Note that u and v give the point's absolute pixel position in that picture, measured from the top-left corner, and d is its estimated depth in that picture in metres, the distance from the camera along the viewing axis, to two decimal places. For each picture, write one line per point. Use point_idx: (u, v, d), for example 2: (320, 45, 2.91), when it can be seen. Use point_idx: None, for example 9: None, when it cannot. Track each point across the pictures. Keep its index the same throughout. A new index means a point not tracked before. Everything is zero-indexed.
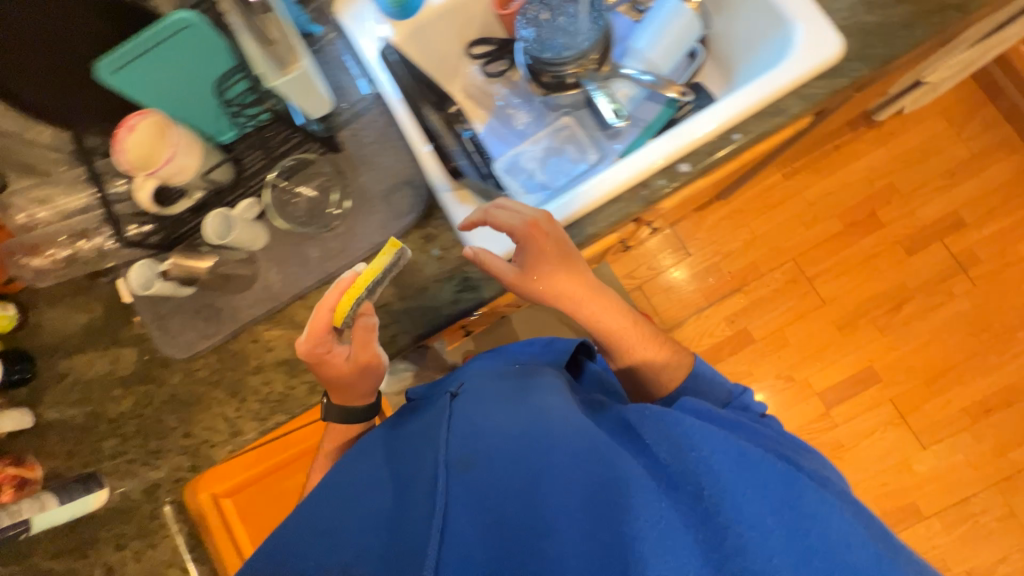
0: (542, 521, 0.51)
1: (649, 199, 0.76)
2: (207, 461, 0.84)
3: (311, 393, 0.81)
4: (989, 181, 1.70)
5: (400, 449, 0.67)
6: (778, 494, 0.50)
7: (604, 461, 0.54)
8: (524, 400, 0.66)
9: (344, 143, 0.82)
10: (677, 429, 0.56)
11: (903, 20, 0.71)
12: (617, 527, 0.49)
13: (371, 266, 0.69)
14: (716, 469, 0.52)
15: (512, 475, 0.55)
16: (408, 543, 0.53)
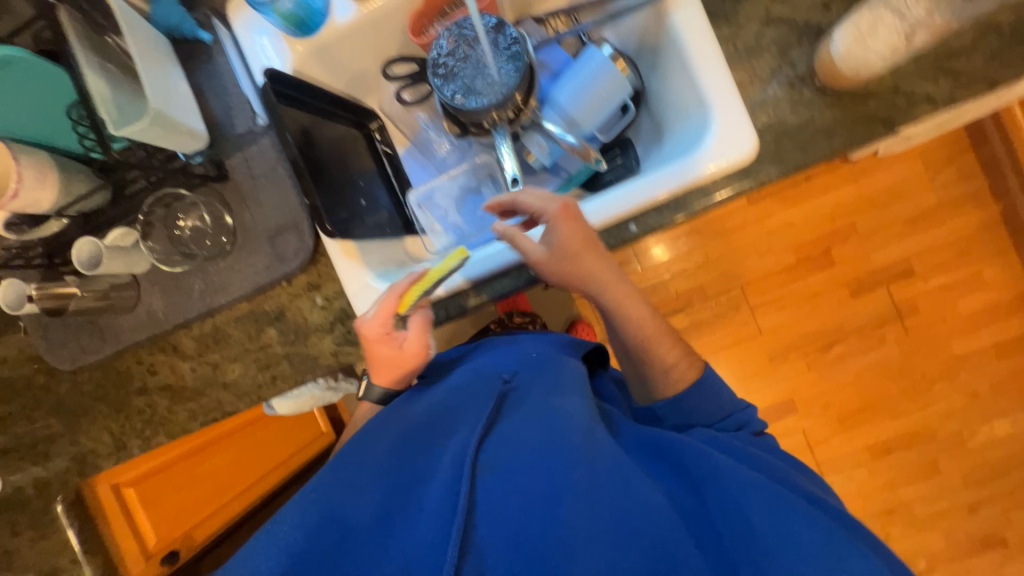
0: (564, 532, 0.48)
1: (535, 279, 0.74)
2: (93, 468, 0.86)
3: (192, 420, 0.83)
4: (948, 234, 1.68)
5: (397, 433, 0.62)
6: (813, 519, 0.54)
7: (630, 485, 0.53)
8: (563, 394, 0.64)
9: (232, 171, 0.77)
10: (728, 463, 0.58)
11: (826, 125, 0.66)
12: (643, 551, 0.48)
13: (439, 266, 0.68)
14: (747, 508, 0.54)
15: (538, 478, 0.52)
16: (426, 547, 0.48)
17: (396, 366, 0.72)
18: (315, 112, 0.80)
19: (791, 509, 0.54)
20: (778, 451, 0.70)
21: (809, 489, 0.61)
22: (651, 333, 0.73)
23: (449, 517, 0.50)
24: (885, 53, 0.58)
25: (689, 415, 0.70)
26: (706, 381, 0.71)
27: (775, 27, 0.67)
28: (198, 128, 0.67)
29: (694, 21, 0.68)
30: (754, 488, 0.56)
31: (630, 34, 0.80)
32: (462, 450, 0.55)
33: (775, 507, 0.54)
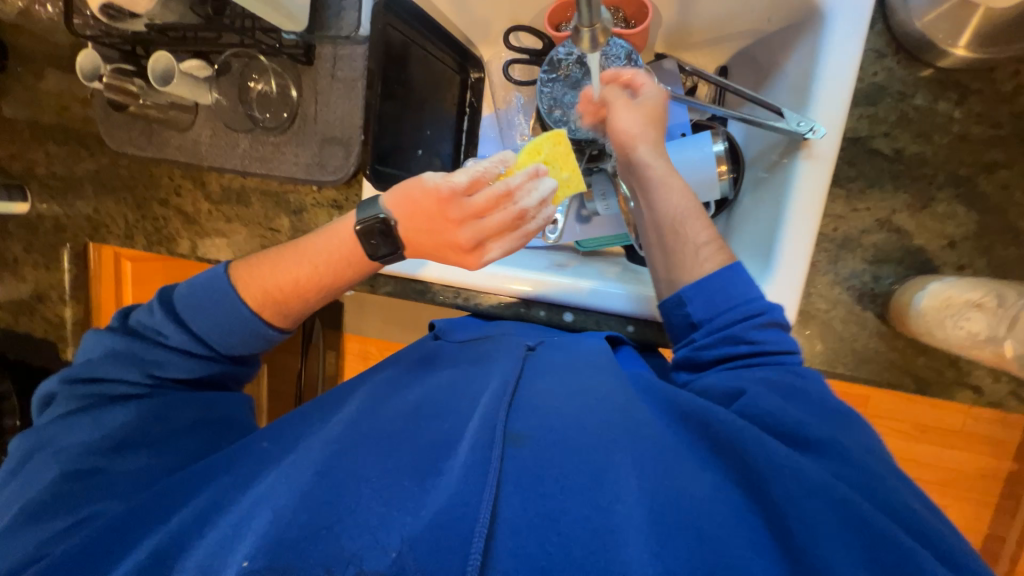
0: (603, 524, 0.43)
1: (520, 317, 0.76)
2: (100, 238, 0.96)
3: (189, 251, 0.90)
4: None
5: (429, 390, 0.58)
6: (898, 543, 0.40)
7: (667, 468, 0.46)
8: (592, 374, 0.57)
9: (318, 61, 0.75)
10: (779, 455, 0.45)
11: (862, 352, 0.62)
12: (692, 550, 0.41)
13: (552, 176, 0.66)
14: (815, 528, 0.41)
15: (572, 461, 0.47)
16: (452, 507, 0.44)
17: (433, 230, 0.62)
18: (417, 42, 0.75)
19: (895, 550, 0.39)
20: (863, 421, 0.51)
21: (908, 499, 0.44)
22: (714, 292, 0.56)
23: (479, 488, 0.46)
24: (962, 340, 0.53)
25: (735, 300, 0.56)
26: (753, 306, 0.55)
27: (887, 233, 0.60)
28: (300, 15, 0.66)
29: (812, 181, 0.60)
30: (815, 492, 0.43)
31: (757, 141, 0.71)
32: (490, 415, 0.51)
33: (846, 519, 0.41)
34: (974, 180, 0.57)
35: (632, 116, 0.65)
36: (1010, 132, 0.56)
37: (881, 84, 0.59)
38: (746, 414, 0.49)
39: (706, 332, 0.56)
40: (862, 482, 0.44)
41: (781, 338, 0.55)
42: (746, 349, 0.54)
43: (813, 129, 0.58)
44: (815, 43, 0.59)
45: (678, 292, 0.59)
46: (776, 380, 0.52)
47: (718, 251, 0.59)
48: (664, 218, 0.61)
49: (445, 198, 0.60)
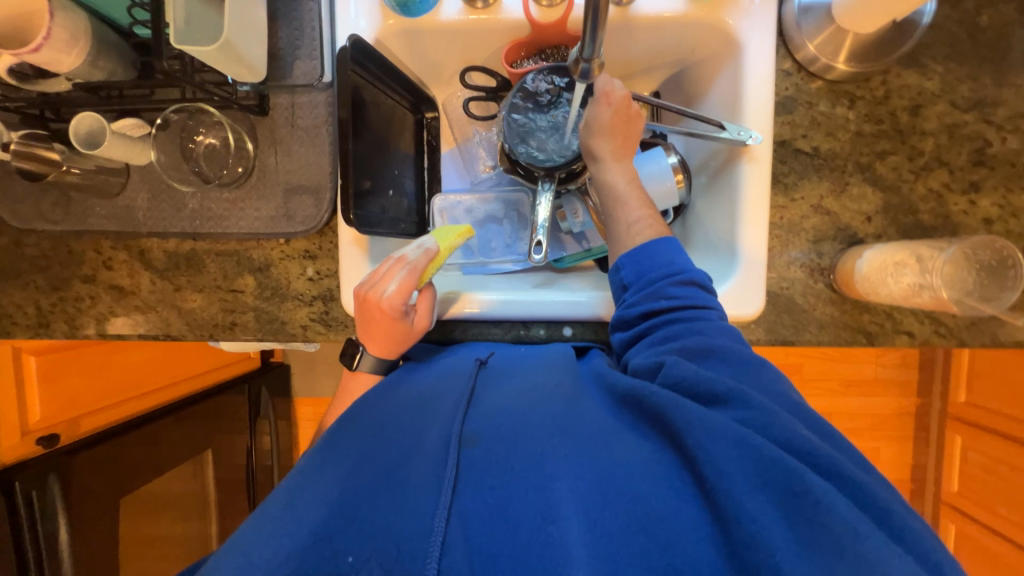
0: (542, 504, 0.47)
1: (521, 339, 0.78)
2: (0, 333, 0.80)
3: (130, 330, 0.78)
4: (887, 407, 1.78)
5: (390, 411, 0.59)
6: (794, 473, 0.44)
7: (605, 447, 0.50)
8: (542, 374, 0.62)
9: (274, 111, 0.73)
10: (696, 410, 0.48)
11: (822, 319, 0.72)
12: (618, 512, 0.46)
13: (446, 244, 0.72)
14: (726, 471, 0.45)
15: (519, 452, 0.51)
16: (412, 521, 0.48)
17: (402, 343, 0.69)
18: (376, 87, 0.75)
19: (794, 481, 0.44)
20: (769, 367, 0.56)
21: (805, 434, 0.47)
22: (641, 256, 0.63)
23: (438, 493, 0.49)
24: (905, 293, 0.63)
25: (656, 264, 0.62)
26: (669, 269, 0.61)
27: (821, 216, 0.71)
28: (260, 65, 0.63)
29: (757, 180, 0.70)
30: (723, 437, 0.46)
31: (697, 151, 0.81)
32: (449, 427, 0.55)
33: (756, 457, 0.45)
34: (874, 166, 0.70)
35: (599, 118, 0.70)
36: (890, 126, 0.70)
37: (792, 96, 0.72)
38: (668, 381, 0.53)
39: (636, 290, 0.62)
40: (766, 424, 0.48)
41: (695, 293, 0.60)
42: (663, 305, 0.59)
43: (752, 136, 0.68)
44: (738, 67, 0.71)
45: (616, 261, 0.66)
46: (692, 343, 0.56)
47: (652, 225, 0.66)
48: (613, 201, 0.69)
49: (384, 320, 0.66)
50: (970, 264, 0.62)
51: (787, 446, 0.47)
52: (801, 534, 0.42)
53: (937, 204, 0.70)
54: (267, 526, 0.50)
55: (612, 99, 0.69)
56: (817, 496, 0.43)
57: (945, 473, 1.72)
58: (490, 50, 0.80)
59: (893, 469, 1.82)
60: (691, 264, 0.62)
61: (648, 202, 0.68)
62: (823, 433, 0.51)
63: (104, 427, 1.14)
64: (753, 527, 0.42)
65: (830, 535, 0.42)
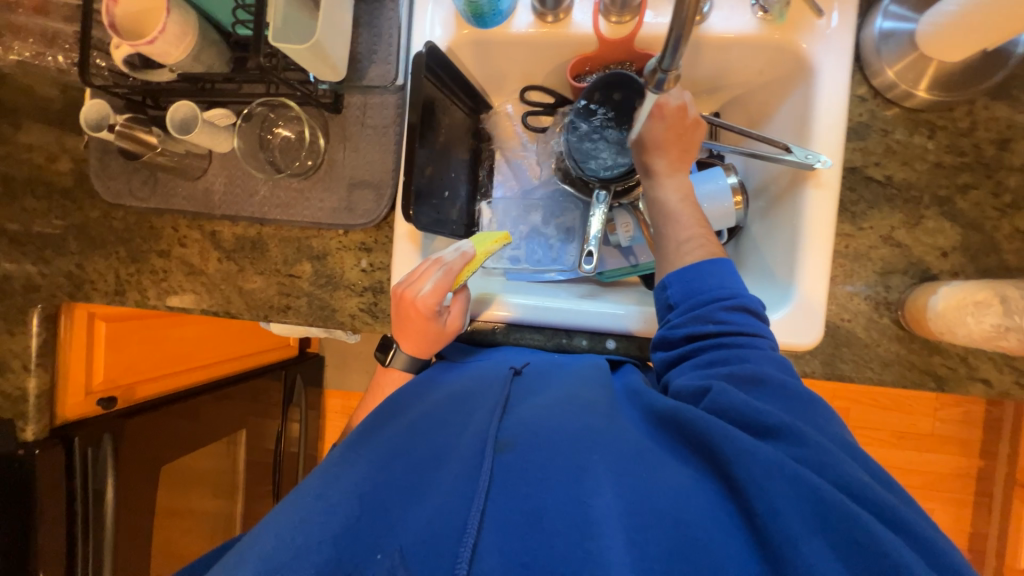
0: (578, 517, 0.43)
1: (563, 348, 0.77)
2: (81, 297, 0.87)
3: (194, 304, 0.84)
4: (945, 466, 1.64)
5: (420, 412, 0.58)
6: (858, 521, 0.39)
7: (646, 466, 0.47)
8: (577, 385, 0.59)
9: (346, 110, 0.77)
10: (745, 440, 0.45)
11: (886, 356, 0.67)
12: (661, 536, 0.42)
13: (483, 250, 0.72)
14: (780, 509, 0.41)
15: (554, 461, 0.48)
16: (440, 518, 0.44)
17: (436, 342, 0.70)
18: (444, 92, 0.78)
19: (858, 529, 0.39)
20: (823, 406, 0.52)
21: (868, 481, 0.43)
22: (691, 277, 0.60)
23: (469, 495, 0.45)
24: (986, 333, 0.58)
25: (707, 286, 0.59)
26: (723, 292, 0.58)
27: (891, 247, 0.68)
28: (341, 65, 0.68)
29: (823, 205, 0.67)
30: (779, 471, 0.42)
31: (758, 173, 0.79)
32: (483, 429, 0.52)
33: (816, 499, 0.41)
34: (954, 199, 0.67)
35: (653, 134, 0.69)
36: (974, 159, 0.66)
37: (865, 122, 0.69)
38: (714, 408, 0.50)
39: (682, 311, 0.59)
40: (824, 462, 0.44)
41: (747, 319, 0.57)
42: (712, 329, 0.56)
43: (821, 160, 0.66)
44: (809, 90, 0.69)
45: (662, 279, 0.64)
46: (737, 371, 0.53)
47: (704, 245, 0.64)
48: (664, 217, 0.68)
49: (417, 319, 0.67)
50: None
51: (848, 490, 0.42)
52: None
53: None
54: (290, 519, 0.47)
55: (666, 113, 0.68)
56: (885, 549, 0.38)
57: (1010, 547, 1.55)
58: (554, 64, 0.82)
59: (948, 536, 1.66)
60: (744, 289, 0.59)
61: (701, 220, 0.66)
62: (882, 480, 0.47)
63: (153, 396, 1.20)
64: (815, 574, 0.38)
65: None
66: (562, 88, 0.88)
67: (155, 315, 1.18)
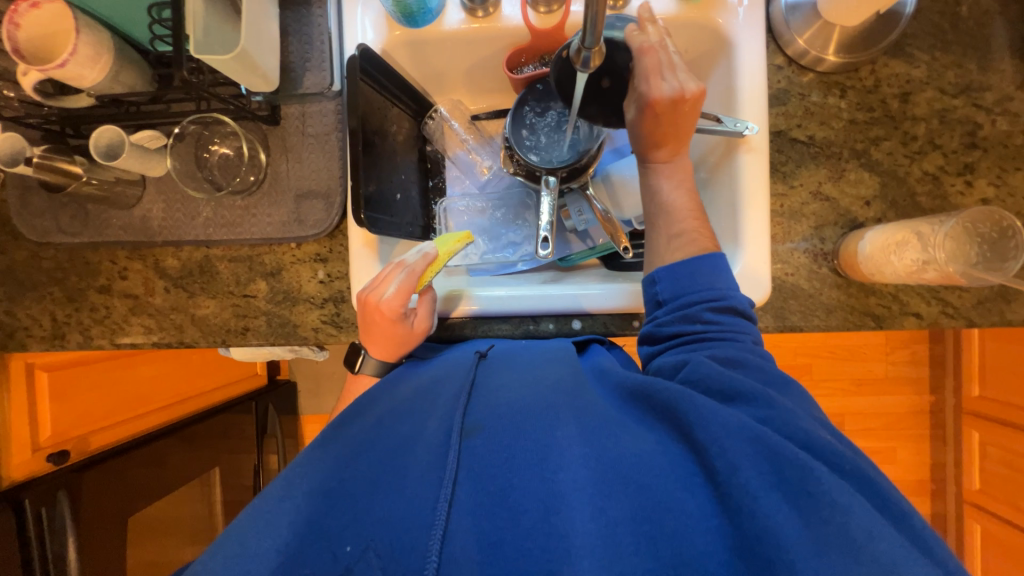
0: (546, 495, 0.44)
1: (531, 334, 0.78)
2: (15, 346, 0.80)
3: (144, 338, 0.79)
4: (900, 404, 1.76)
5: (389, 406, 0.57)
6: (811, 471, 0.42)
7: (613, 437, 0.48)
8: (549, 366, 0.60)
9: (285, 121, 0.75)
10: (710, 406, 0.46)
11: (829, 303, 0.72)
12: (626, 503, 0.43)
13: (445, 249, 0.72)
14: (741, 466, 0.42)
15: (521, 440, 0.48)
16: (409, 511, 0.44)
17: (404, 345, 0.70)
18: (384, 94, 0.78)
19: (808, 478, 0.41)
20: (795, 387, 0.53)
21: (822, 436, 0.45)
22: (681, 273, 0.60)
23: (436, 483, 0.45)
24: (909, 268, 0.63)
25: (697, 283, 0.59)
26: (712, 292, 0.58)
27: (821, 202, 0.73)
28: (273, 75, 0.66)
29: (756, 169, 0.71)
30: (740, 433, 0.44)
31: (696, 146, 0.83)
32: (449, 415, 0.52)
33: (774, 455, 0.43)
34: (869, 152, 0.72)
35: (639, 127, 0.66)
36: (882, 113, 0.72)
37: (784, 88, 0.74)
38: (688, 381, 0.51)
39: (670, 309, 0.59)
40: (786, 423, 0.46)
41: (735, 320, 0.57)
42: (698, 327, 0.56)
43: (749, 127, 0.70)
44: (731, 63, 0.73)
45: (652, 273, 0.63)
46: (721, 355, 0.53)
47: (696, 241, 0.62)
48: (659, 210, 0.66)
49: (382, 323, 0.67)
50: (972, 238, 0.62)
51: (802, 443, 0.45)
52: (818, 531, 0.39)
53: (934, 186, 0.71)
54: (263, 514, 0.47)
55: (656, 109, 0.64)
56: (832, 496, 0.40)
57: (964, 471, 1.68)
58: (491, 58, 0.84)
59: (910, 468, 1.80)
60: (733, 287, 0.59)
61: (698, 215, 0.65)
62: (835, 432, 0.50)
63: (117, 442, 1.14)
64: (771, 524, 0.39)
65: (846, 534, 0.39)
66: (503, 82, 0.89)
67: (103, 357, 1.12)
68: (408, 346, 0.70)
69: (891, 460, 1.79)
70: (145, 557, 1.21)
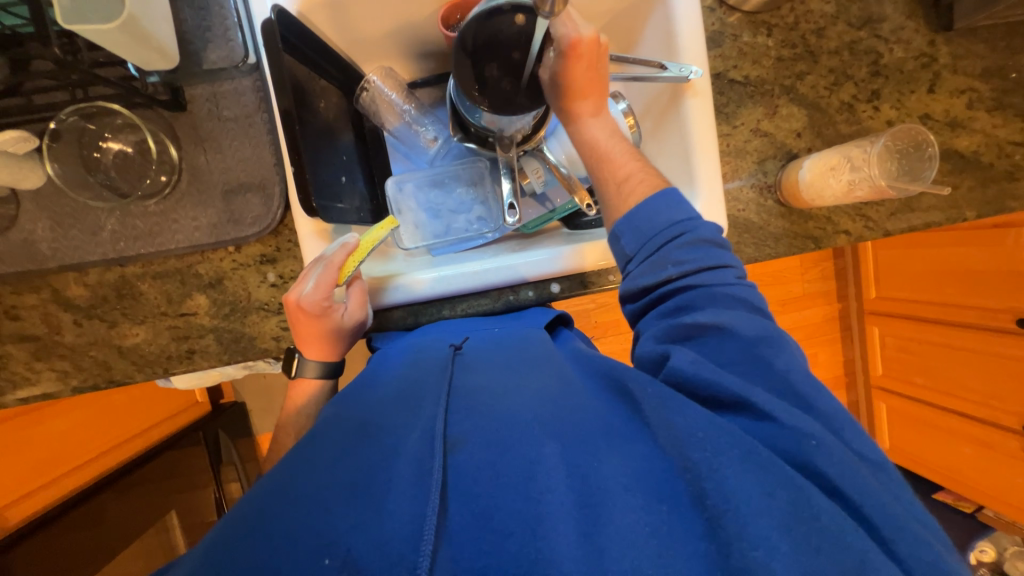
0: (534, 512, 0.41)
1: (512, 305, 0.77)
2: None
3: (60, 386, 0.67)
4: (817, 315, 2.02)
5: (374, 416, 0.53)
6: (796, 486, 0.41)
7: (600, 450, 0.46)
8: (539, 369, 0.58)
9: (192, 105, 0.64)
10: (702, 418, 0.46)
11: (777, 232, 0.78)
12: (613, 522, 0.41)
13: (369, 237, 0.68)
14: (727, 483, 0.41)
15: (511, 455, 0.46)
16: (393, 533, 0.40)
17: (338, 342, 0.67)
18: (309, 66, 0.68)
19: (798, 500, 0.40)
20: (784, 339, 0.53)
21: (807, 432, 0.45)
22: (640, 220, 0.59)
23: (422, 496, 0.43)
24: (845, 189, 0.70)
25: (657, 224, 0.58)
26: (676, 228, 0.58)
27: (761, 138, 0.77)
28: (172, 48, 0.55)
29: (702, 113, 0.74)
30: (732, 448, 0.43)
31: (641, 96, 0.84)
32: (432, 426, 0.49)
33: (763, 472, 0.42)
34: (796, 87, 0.78)
35: (574, 72, 0.65)
36: (803, 50, 0.77)
37: (718, 31, 0.77)
38: (675, 377, 0.51)
39: (640, 262, 0.59)
40: (768, 435, 0.46)
41: (706, 250, 0.57)
42: (671, 272, 0.56)
43: (693, 71, 0.72)
44: (668, 7, 0.74)
45: (614, 227, 0.62)
46: (695, 319, 0.54)
47: (643, 180, 0.62)
48: (596, 157, 0.66)
49: (308, 321, 0.64)
50: (893, 155, 0.71)
51: (795, 462, 0.44)
52: (806, 559, 0.37)
53: (850, 114, 0.79)
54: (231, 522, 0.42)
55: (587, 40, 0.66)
56: (820, 518, 0.40)
57: (869, 362, 1.98)
58: (422, 15, 0.76)
59: (830, 368, 2.09)
60: (698, 221, 0.58)
61: (628, 157, 0.65)
62: (831, 426, 0.48)
63: (41, 510, 0.98)
64: (756, 549, 0.37)
65: (827, 545, 0.39)
66: (436, 43, 0.83)
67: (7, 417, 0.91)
68: (343, 344, 0.68)
69: (816, 364, 2.06)
70: None
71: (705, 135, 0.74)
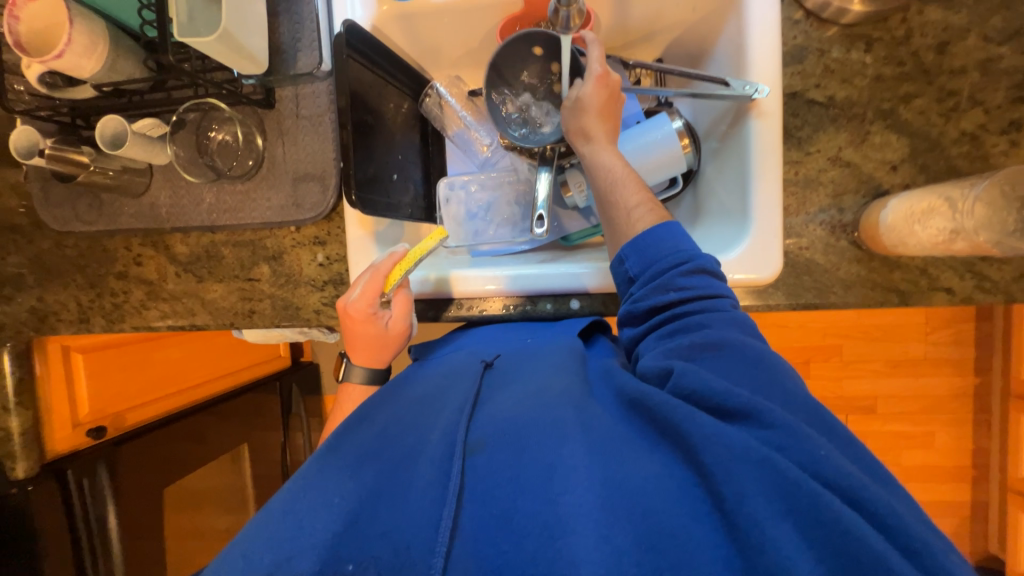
0: (551, 517, 0.42)
1: (528, 316, 0.76)
2: (47, 330, 0.86)
3: (159, 321, 0.83)
4: (942, 387, 1.65)
5: (394, 414, 0.56)
6: (821, 499, 0.38)
7: (615, 456, 0.45)
8: (554, 373, 0.57)
9: (279, 104, 0.75)
10: (714, 424, 0.43)
11: (847, 278, 0.67)
12: (630, 526, 0.41)
13: (418, 247, 0.73)
14: (745, 493, 0.39)
15: (526, 459, 0.46)
16: (417, 528, 0.44)
17: (382, 348, 0.70)
18: (376, 72, 0.76)
19: (818, 507, 0.38)
20: (782, 364, 0.49)
21: (821, 444, 0.41)
22: (644, 244, 0.56)
23: (440, 501, 0.45)
24: (936, 239, 0.58)
25: (665, 250, 0.55)
26: (679, 257, 0.54)
27: (840, 168, 0.67)
28: (262, 57, 0.66)
29: (768, 137, 0.66)
30: (745, 457, 0.40)
31: (705, 115, 0.78)
32: (452, 429, 0.51)
33: (777, 480, 0.39)
34: (897, 111, 0.66)
35: (592, 97, 0.65)
36: (914, 68, 0.65)
37: (802, 45, 0.68)
38: (678, 392, 0.47)
39: (642, 284, 0.56)
40: (806, 453, 0.40)
41: (707, 282, 0.54)
42: (673, 297, 0.53)
43: (759, 90, 0.65)
44: (741, 18, 0.67)
45: (619, 252, 0.59)
46: (698, 339, 0.50)
47: (653, 210, 0.59)
48: (609, 186, 0.62)
49: (355, 325, 0.69)
50: (1010, 204, 0.54)
51: (817, 473, 0.40)
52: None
53: (972, 147, 0.64)
54: (269, 531, 0.45)
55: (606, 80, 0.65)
56: (844, 521, 0.37)
57: (1010, 458, 1.57)
58: (486, 28, 0.80)
59: (952, 455, 1.69)
60: (698, 249, 0.55)
61: (640, 187, 0.61)
62: (840, 442, 0.44)
63: (147, 420, 1.21)
64: (780, 553, 0.37)
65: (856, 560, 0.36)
66: None
67: (132, 340, 1.17)
68: (386, 351, 0.71)
69: (932, 446, 1.69)
70: (180, 525, 1.31)
71: (755, 167, 0.66)
